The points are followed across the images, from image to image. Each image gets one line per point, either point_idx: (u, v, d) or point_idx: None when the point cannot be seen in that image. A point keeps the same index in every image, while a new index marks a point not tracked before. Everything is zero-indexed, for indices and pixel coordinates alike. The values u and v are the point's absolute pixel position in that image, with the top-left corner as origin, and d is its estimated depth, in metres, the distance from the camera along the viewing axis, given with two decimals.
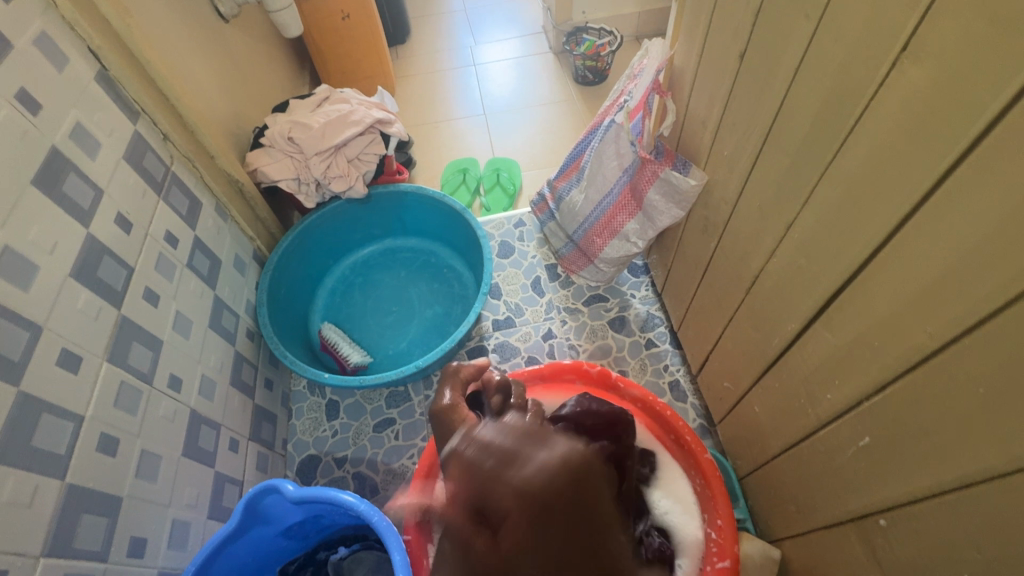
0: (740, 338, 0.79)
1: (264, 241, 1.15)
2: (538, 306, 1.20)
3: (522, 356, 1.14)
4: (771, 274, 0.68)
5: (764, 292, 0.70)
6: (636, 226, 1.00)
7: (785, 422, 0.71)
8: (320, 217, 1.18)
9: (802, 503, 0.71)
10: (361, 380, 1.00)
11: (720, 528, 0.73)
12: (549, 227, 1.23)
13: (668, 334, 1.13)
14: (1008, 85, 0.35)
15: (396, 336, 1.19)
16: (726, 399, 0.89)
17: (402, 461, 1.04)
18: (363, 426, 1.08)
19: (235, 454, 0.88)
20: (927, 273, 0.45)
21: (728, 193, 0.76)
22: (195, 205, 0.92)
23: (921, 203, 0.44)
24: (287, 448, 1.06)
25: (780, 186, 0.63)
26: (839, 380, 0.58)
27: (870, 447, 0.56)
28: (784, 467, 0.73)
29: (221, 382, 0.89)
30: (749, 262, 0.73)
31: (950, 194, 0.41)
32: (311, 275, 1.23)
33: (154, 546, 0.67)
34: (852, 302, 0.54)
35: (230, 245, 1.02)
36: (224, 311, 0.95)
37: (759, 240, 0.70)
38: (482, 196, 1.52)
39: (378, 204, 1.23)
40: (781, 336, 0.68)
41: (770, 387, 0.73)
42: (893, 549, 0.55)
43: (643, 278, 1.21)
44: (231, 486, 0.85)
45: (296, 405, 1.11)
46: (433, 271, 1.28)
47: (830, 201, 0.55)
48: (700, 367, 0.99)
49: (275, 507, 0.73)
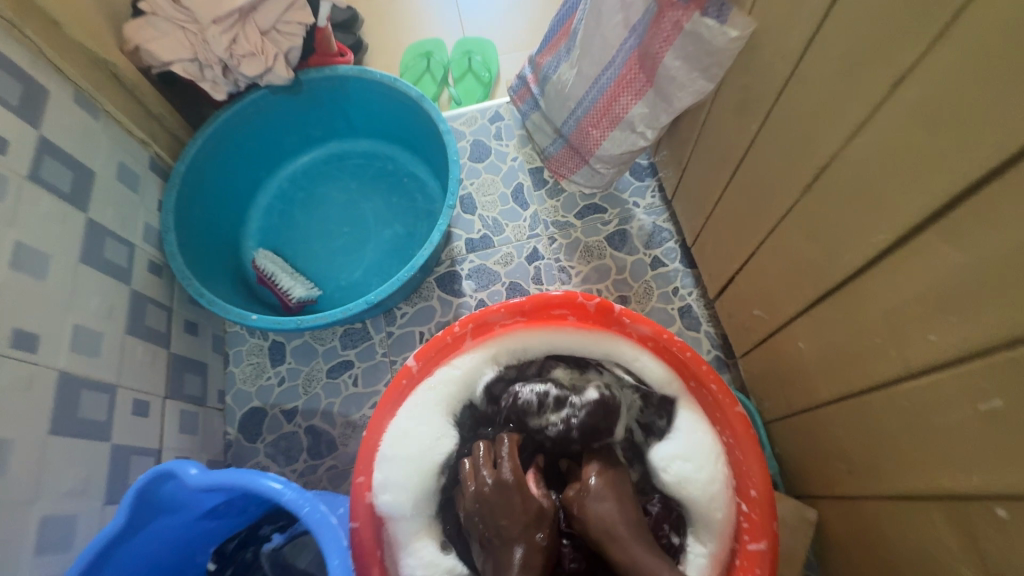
0: (785, 256, 0.59)
1: (166, 147, 0.89)
2: (520, 221, 0.98)
3: (502, 282, 0.94)
4: (851, 162, 0.46)
5: (834, 191, 0.49)
6: (644, 110, 0.76)
7: (845, 364, 0.54)
8: (237, 112, 0.91)
9: (856, 464, 0.55)
10: (298, 321, 0.80)
11: (753, 500, 0.55)
12: (533, 119, 0.98)
13: (679, 251, 0.93)
14: None
15: (349, 263, 0.98)
16: (755, 330, 0.71)
17: (363, 412, 0.88)
18: (315, 371, 0.91)
19: (144, 419, 0.71)
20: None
21: (786, 45, 0.52)
22: (38, 93, 0.66)
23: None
24: (226, 401, 0.89)
25: (886, 15, 0.40)
26: (961, 316, 0.39)
27: (1001, 413, 0.38)
28: (836, 420, 0.57)
29: (112, 333, 0.69)
30: (811, 147, 0.51)
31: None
32: (236, 191, 0.98)
33: (12, 557, 0.50)
34: (1018, 194, 0.33)
35: (110, 151, 0.77)
36: (107, 239, 0.72)
37: (834, 110, 0.47)
38: (451, 87, 1.24)
39: (312, 95, 0.96)
40: (857, 252, 0.48)
41: (829, 320, 0.55)
42: (1012, 547, 0.40)
43: (648, 181, 0.98)
44: (140, 458, 0.69)
45: (233, 349, 0.92)
46: (391, 181, 1.04)
47: (999, 20, 0.32)
48: (720, 291, 0.80)
49: (181, 494, 0.56)
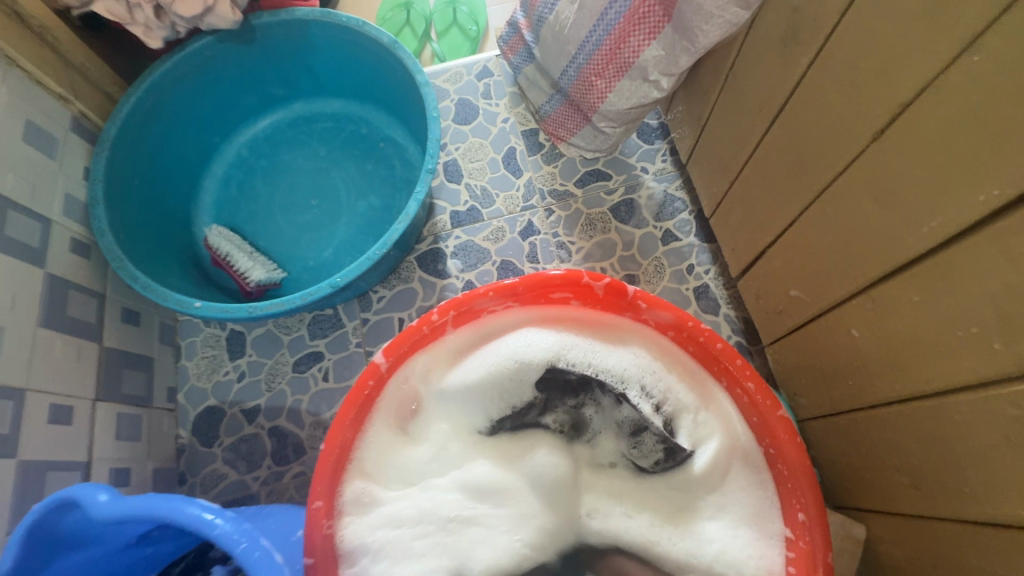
0: (840, 225, 0.48)
1: (93, 105, 0.75)
2: (513, 191, 0.86)
3: (492, 261, 0.83)
4: (956, 93, 0.34)
5: (926, 135, 0.37)
6: (659, 54, 0.64)
7: (920, 358, 0.43)
8: (178, 64, 0.77)
9: (928, 480, 0.45)
10: (251, 309, 0.68)
11: (801, 525, 0.46)
12: (526, 72, 0.84)
13: (695, 223, 0.81)
14: None
15: (318, 241, 0.86)
16: (791, 314, 0.60)
17: (334, 410, 0.77)
18: (279, 365, 0.79)
19: (65, 427, 0.59)
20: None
21: None
22: None
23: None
24: (177, 399, 0.78)
25: None
26: None
27: None
28: (903, 426, 0.46)
29: (19, 325, 0.57)
30: (891, 77, 0.39)
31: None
32: (185, 158, 0.85)
33: None
34: None
35: (15, 106, 0.63)
36: (12, 212, 0.60)
37: (933, 22, 0.35)
38: (434, 42, 1.10)
39: (268, 44, 0.82)
40: (953, 215, 0.37)
41: (899, 304, 0.43)
42: None
43: (659, 144, 0.86)
44: (59, 475, 0.57)
45: (186, 340, 0.81)
46: (365, 147, 0.90)
47: None
48: (746, 268, 0.69)
49: (92, 526, 0.45)
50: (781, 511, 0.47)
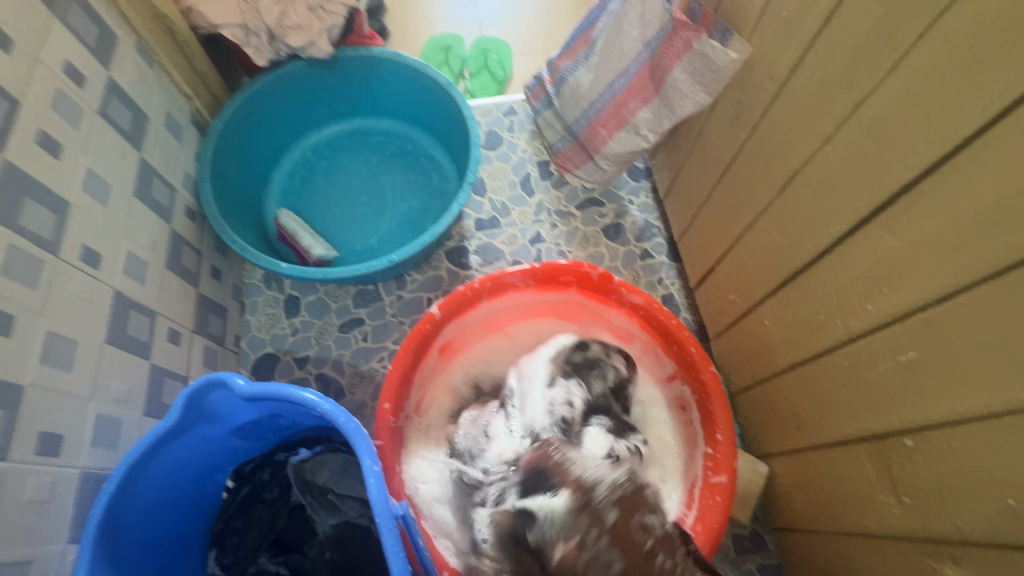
0: (760, 247, 0.71)
1: (205, 103, 0.95)
2: (526, 207, 1.07)
3: (506, 260, 1.04)
4: (818, 168, 0.58)
5: (806, 191, 0.60)
6: (649, 116, 0.87)
7: (801, 336, 0.65)
8: (275, 79, 0.97)
9: (805, 421, 0.67)
10: (325, 273, 0.86)
11: (719, 443, 0.67)
12: (545, 116, 1.08)
13: (667, 245, 1.04)
14: None
15: (365, 231, 1.06)
16: (729, 313, 0.82)
17: (370, 364, 0.95)
18: (327, 325, 0.97)
19: (176, 346, 0.76)
20: None
21: (777, 68, 0.63)
22: (109, 37, 0.72)
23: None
24: (240, 345, 0.95)
25: (858, 51, 0.51)
26: (888, 289, 0.51)
27: (913, 363, 0.50)
28: (791, 385, 0.68)
29: (156, 265, 0.75)
30: (789, 154, 0.62)
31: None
32: (264, 154, 1.05)
33: (73, 444, 0.56)
34: (933, 194, 0.45)
35: (160, 100, 0.82)
36: (155, 180, 0.78)
37: (808, 125, 0.58)
38: (467, 80, 1.33)
39: (345, 70, 1.03)
40: (817, 241, 0.60)
41: (789, 299, 0.66)
42: (914, 470, 0.51)
43: (643, 182, 1.09)
44: (172, 382, 0.74)
45: (250, 299, 0.99)
46: (409, 160, 1.12)
47: (929, 65, 0.44)
48: (701, 279, 0.91)
49: (223, 404, 0.62)
50: (700, 434, 0.70)
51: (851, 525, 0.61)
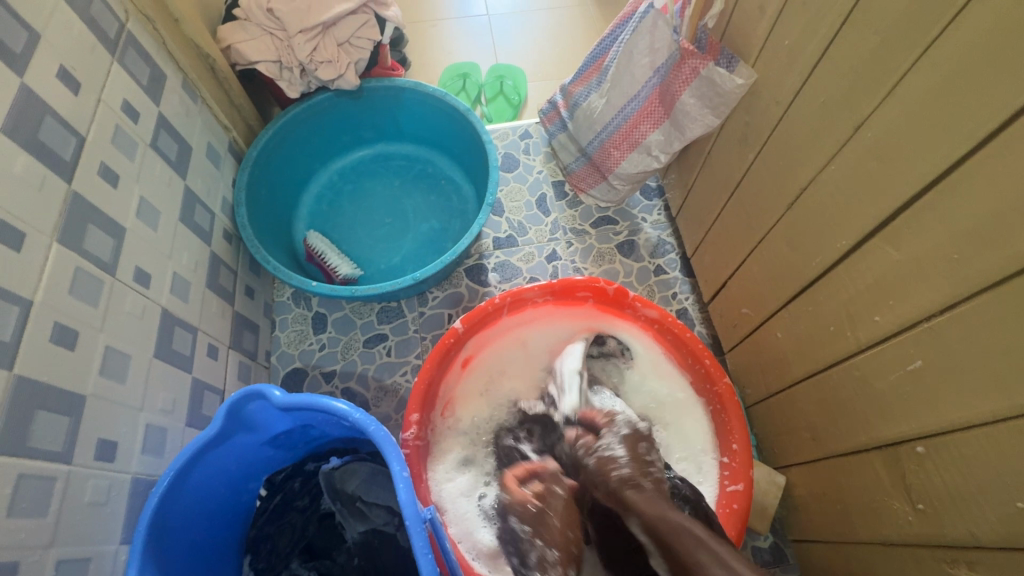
0: (770, 262, 0.73)
1: (241, 133, 1.01)
2: (542, 226, 1.11)
3: (523, 277, 1.07)
4: (824, 186, 0.60)
5: (812, 207, 0.63)
6: (660, 137, 0.91)
7: (812, 347, 0.67)
8: (305, 109, 1.03)
9: (820, 430, 0.68)
10: (353, 290, 0.90)
11: (735, 452, 0.69)
12: (559, 139, 1.12)
13: (680, 262, 1.07)
14: None
15: (389, 250, 1.11)
16: (742, 327, 0.84)
17: (394, 378, 0.99)
18: (353, 341, 1.01)
19: (214, 361, 0.81)
20: None
21: (782, 92, 0.66)
22: (159, 76, 0.78)
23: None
24: (270, 360, 1.00)
25: (858, 76, 0.54)
26: (895, 300, 0.53)
27: (921, 371, 0.52)
28: (805, 396, 0.70)
29: (197, 284, 0.80)
30: (795, 173, 0.65)
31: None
32: (294, 179, 1.11)
33: (126, 452, 0.60)
34: (932, 210, 0.48)
35: (202, 132, 0.89)
36: (197, 205, 0.84)
37: (814, 145, 0.61)
38: (484, 105, 1.38)
39: (370, 100, 1.09)
40: (824, 255, 0.62)
41: (801, 311, 0.68)
42: (927, 477, 0.53)
43: (656, 201, 1.12)
44: (211, 394, 0.79)
45: (280, 316, 1.03)
46: (430, 182, 1.17)
47: (925, 88, 0.47)
48: (714, 293, 0.94)
49: (261, 414, 0.66)
50: (716, 444, 0.72)
51: (869, 534, 0.62)
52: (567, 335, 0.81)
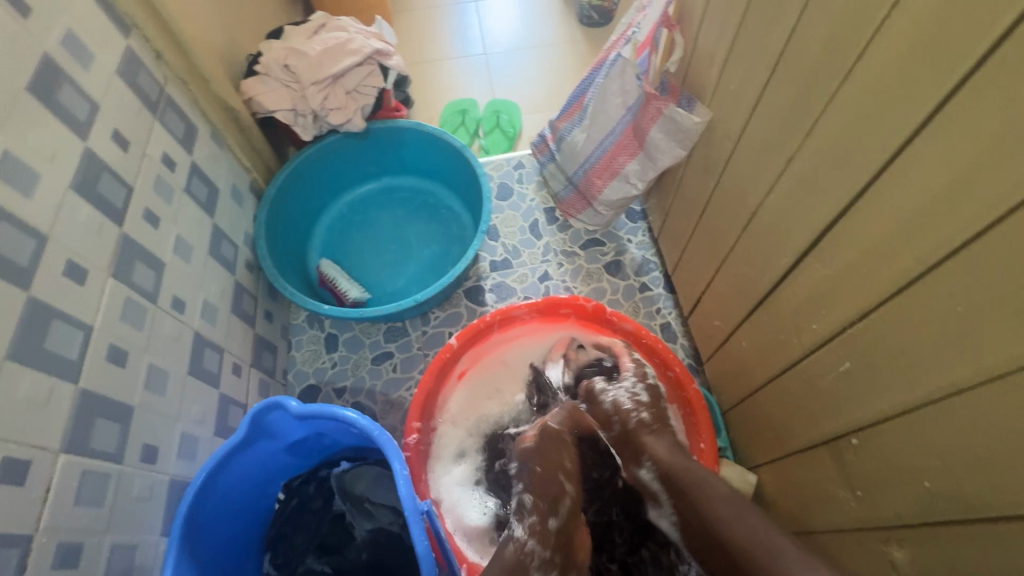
0: (733, 278, 0.81)
1: (261, 174, 1.13)
2: (535, 249, 1.21)
3: (518, 296, 1.16)
4: (767, 211, 0.69)
5: (761, 229, 0.71)
6: (636, 167, 0.99)
7: (769, 354, 0.74)
8: (317, 150, 1.15)
9: (780, 430, 0.75)
10: (361, 312, 1.00)
11: (703, 450, 0.77)
12: (548, 169, 1.22)
13: (663, 278, 1.15)
14: (1008, 11, 0.37)
15: (394, 274, 1.21)
16: (715, 338, 0.92)
17: (400, 392, 1.07)
18: (362, 358, 1.11)
19: (238, 377, 0.91)
20: (924, 190, 0.46)
21: (732, 128, 0.75)
22: (192, 129, 0.90)
23: (934, 114, 0.44)
24: (287, 378, 1.09)
25: (785, 118, 0.63)
26: (826, 311, 0.61)
27: (849, 372, 0.59)
28: (767, 400, 0.77)
29: (224, 309, 0.90)
30: (746, 200, 0.74)
31: (962, 105, 0.41)
32: (308, 211, 1.22)
33: (164, 456, 0.70)
34: (845, 234, 0.56)
35: (227, 174, 1.00)
36: (223, 240, 0.94)
37: (758, 176, 0.70)
38: (481, 138, 1.49)
39: (376, 139, 1.20)
40: (772, 271, 0.70)
41: (758, 322, 0.76)
42: (863, 465, 0.60)
43: (640, 223, 1.21)
44: (235, 408, 0.88)
45: (295, 337, 1.13)
46: (431, 211, 1.28)
47: (831, 131, 0.56)
48: (692, 308, 1.01)
49: (280, 422, 0.75)
50: (688, 444, 0.79)
51: (824, 522, 0.68)
52: (543, 348, 0.89)
